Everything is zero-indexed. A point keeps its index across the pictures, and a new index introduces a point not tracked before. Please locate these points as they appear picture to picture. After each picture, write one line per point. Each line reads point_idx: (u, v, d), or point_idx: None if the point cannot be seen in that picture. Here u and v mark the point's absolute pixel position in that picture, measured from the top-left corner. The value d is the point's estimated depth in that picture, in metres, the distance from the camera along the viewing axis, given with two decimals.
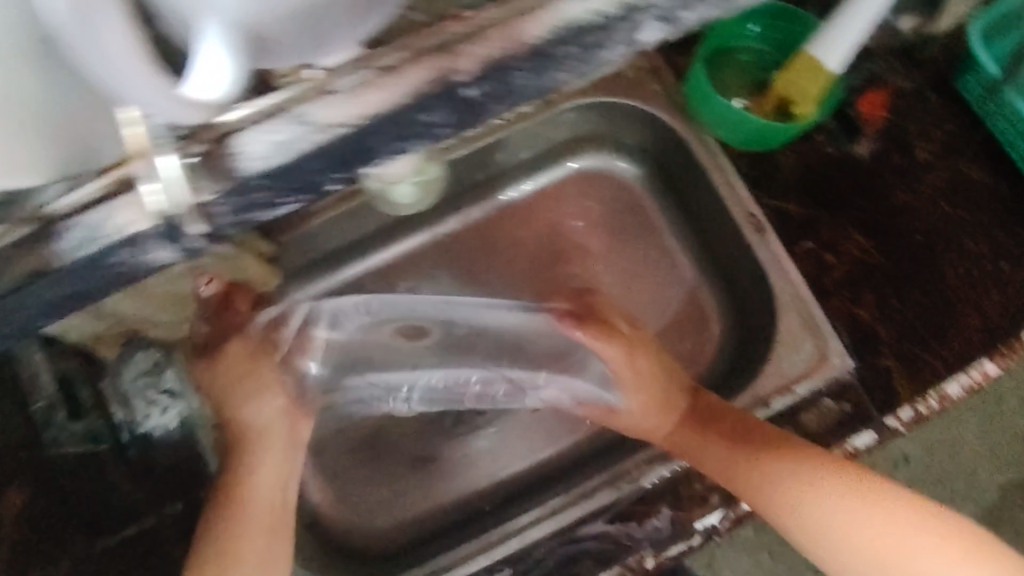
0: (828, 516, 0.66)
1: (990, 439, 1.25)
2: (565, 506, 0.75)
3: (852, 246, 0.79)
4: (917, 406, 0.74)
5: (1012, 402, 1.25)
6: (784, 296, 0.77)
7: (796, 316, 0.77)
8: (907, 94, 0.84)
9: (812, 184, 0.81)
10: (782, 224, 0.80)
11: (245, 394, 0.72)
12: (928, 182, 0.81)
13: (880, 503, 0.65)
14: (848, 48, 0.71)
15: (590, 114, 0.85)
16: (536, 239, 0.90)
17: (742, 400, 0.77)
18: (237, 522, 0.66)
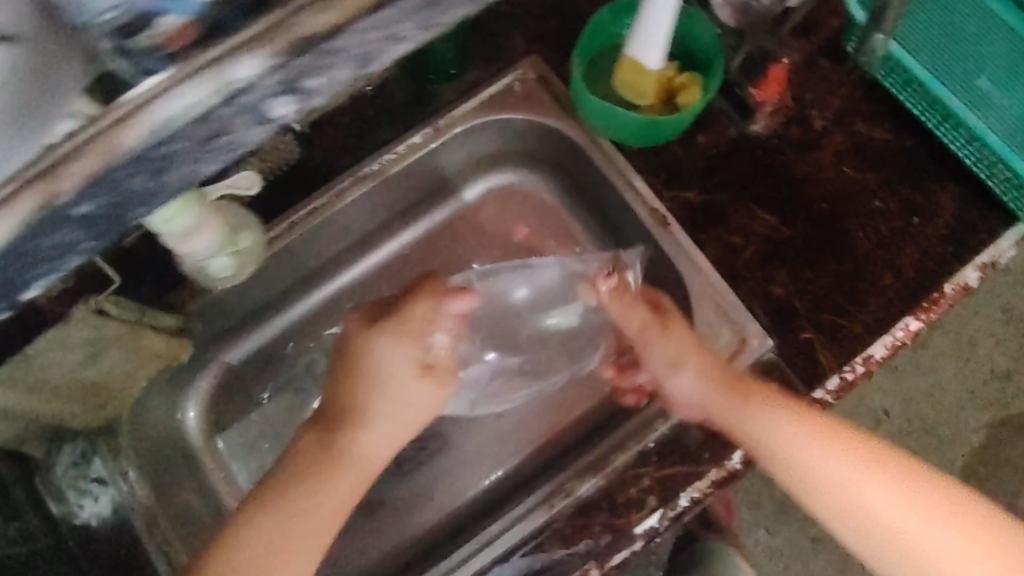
0: (828, 458, 0.64)
1: (969, 380, 1.22)
2: (504, 529, 0.73)
3: (759, 224, 0.79)
4: (843, 374, 0.74)
5: (985, 340, 1.23)
6: (699, 288, 0.77)
7: (710, 303, 0.76)
8: (798, 63, 0.82)
9: (710, 169, 0.80)
10: (686, 214, 0.79)
11: (394, 398, 0.67)
12: (827, 149, 0.81)
13: (875, 463, 0.64)
14: (660, 46, 0.73)
15: (483, 132, 0.83)
16: (455, 264, 0.89)
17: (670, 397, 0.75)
18: (290, 515, 0.62)
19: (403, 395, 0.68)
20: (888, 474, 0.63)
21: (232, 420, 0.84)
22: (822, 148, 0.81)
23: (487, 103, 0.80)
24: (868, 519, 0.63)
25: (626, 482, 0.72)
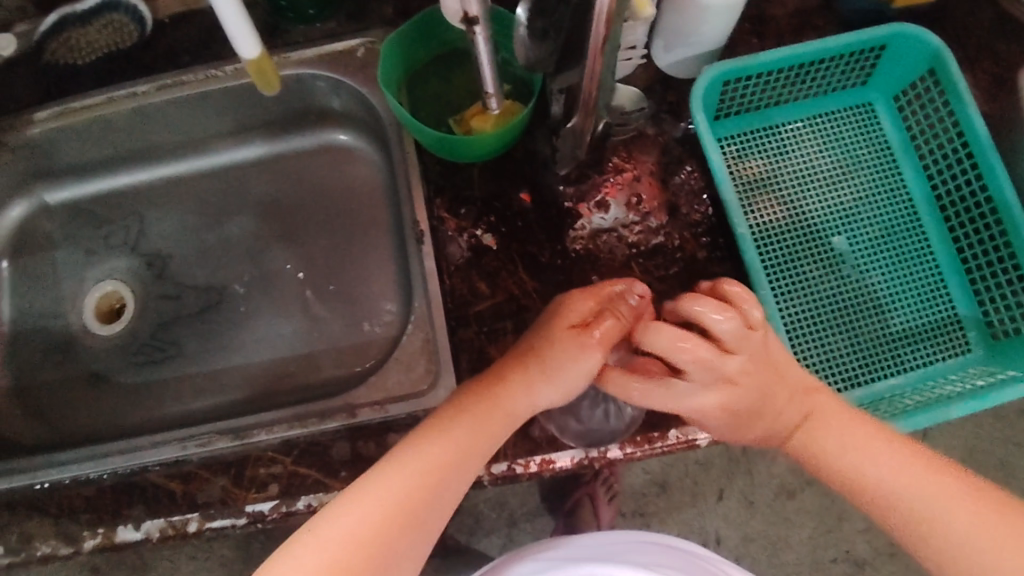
0: (864, 466, 0.54)
1: (817, 546, 1.14)
2: (165, 442, 0.77)
3: (513, 282, 0.76)
4: (513, 465, 0.70)
5: (858, 523, 1.13)
6: (419, 318, 0.77)
7: (420, 336, 0.77)
8: (643, 147, 0.79)
9: (491, 209, 0.78)
10: (445, 242, 0.78)
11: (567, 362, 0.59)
12: (620, 244, 0.77)
13: (916, 459, 0.53)
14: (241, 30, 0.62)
15: (324, 84, 0.82)
16: (277, 195, 0.89)
17: (337, 401, 0.77)
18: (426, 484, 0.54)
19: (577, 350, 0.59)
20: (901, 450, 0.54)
21: (31, 254, 0.89)
22: (621, 237, 0.77)
23: (327, 59, 0.80)
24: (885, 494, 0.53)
25: (260, 462, 0.74)
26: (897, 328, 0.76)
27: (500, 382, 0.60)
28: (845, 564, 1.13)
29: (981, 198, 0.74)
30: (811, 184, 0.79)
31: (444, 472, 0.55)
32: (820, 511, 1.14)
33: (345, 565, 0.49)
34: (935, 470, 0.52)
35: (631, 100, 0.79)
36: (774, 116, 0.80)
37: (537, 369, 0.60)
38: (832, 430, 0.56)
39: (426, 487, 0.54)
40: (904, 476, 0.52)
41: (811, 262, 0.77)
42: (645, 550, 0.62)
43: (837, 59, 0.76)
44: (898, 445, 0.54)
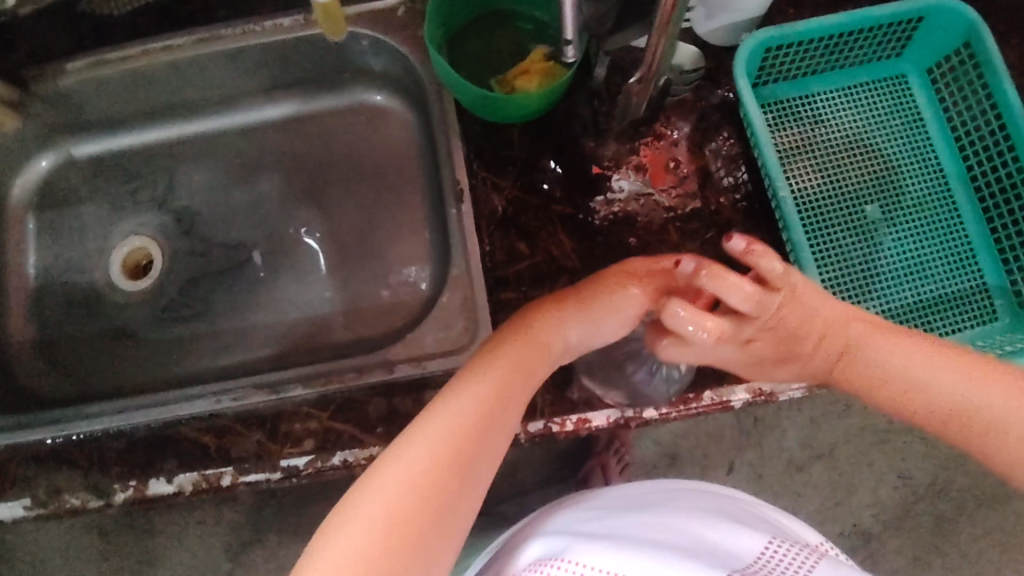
0: (918, 377, 0.59)
1: (824, 520, 1.16)
2: (196, 396, 0.76)
3: (551, 243, 0.76)
4: (550, 423, 0.70)
5: (864, 497, 1.16)
6: (456, 276, 0.77)
7: (457, 295, 0.77)
8: (681, 112, 0.80)
9: (530, 170, 0.78)
10: (484, 203, 0.78)
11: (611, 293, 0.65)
12: (657, 206, 0.77)
13: (960, 367, 0.58)
14: None
15: (362, 42, 0.82)
16: (307, 155, 0.89)
17: (373, 358, 0.77)
18: (478, 419, 0.52)
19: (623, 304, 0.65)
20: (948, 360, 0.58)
21: (56, 208, 0.88)
22: (659, 202, 0.77)
23: (368, 16, 0.80)
24: (937, 398, 0.58)
25: (295, 417, 0.74)
26: (927, 295, 0.77)
27: (530, 330, 0.61)
28: (850, 536, 1.16)
29: (1013, 169, 0.76)
30: (845, 152, 0.80)
31: (489, 408, 0.54)
32: (829, 485, 1.16)
33: (408, 504, 0.46)
34: (984, 377, 0.57)
35: (691, 59, 0.79)
36: (809, 85, 0.81)
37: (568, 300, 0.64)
38: (880, 351, 0.60)
39: (477, 425, 0.52)
40: (959, 385, 0.57)
41: (845, 227, 0.78)
42: (690, 495, 0.64)
43: (876, 28, 0.77)
44: (943, 354, 0.59)
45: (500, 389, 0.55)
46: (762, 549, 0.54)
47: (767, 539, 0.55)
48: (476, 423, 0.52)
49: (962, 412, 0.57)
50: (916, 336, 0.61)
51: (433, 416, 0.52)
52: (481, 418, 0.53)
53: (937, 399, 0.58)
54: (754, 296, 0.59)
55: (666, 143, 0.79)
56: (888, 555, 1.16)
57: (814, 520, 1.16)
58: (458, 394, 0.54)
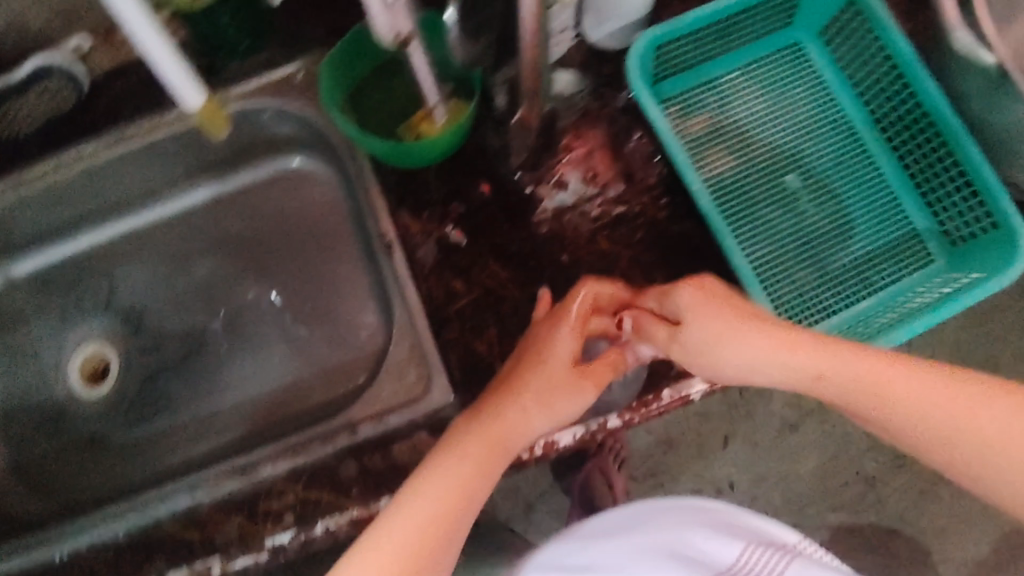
0: (896, 398, 0.56)
1: (822, 476, 1.17)
2: (173, 492, 0.77)
3: (486, 274, 0.78)
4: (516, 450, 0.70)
5: (858, 446, 1.17)
6: (401, 324, 0.78)
7: (406, 342, 0.78)
8: (589, 121, 0.81)
9: (452, 207, 0.79)
10: (414, 248, 0.79)
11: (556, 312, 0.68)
12: (583, 218, 0.79)
13: (943, 389, 0.55)
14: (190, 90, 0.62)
15: (268, 114, 0.83)
16: (240, 231, 0.90)
17: (337, 421, 0.77)
18: (431, 531, 0.56)
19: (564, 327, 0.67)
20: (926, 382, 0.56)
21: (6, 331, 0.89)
22: (586, 216, 0.79)
23: (269, 87, 0.81)
24: (918, 415, 0.55)
25: (272, 494, 0.74)
26: (862, 254, 0.79)
27: (493, 415, 0.62)
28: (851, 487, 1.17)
29: (919, 117, 0.77)
30: (756, 130, 0.81)
31: (446, 515, 0.57)
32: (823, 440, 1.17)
33: None
34: (965, 399, 0.55)
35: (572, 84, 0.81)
36: (710, 71, 0.82)
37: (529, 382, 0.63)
38: (849, 368, 0.58)
39: (429, 542, 0.55)
40: (940, 405, 0.55)
41: (768, 204, 0.79)
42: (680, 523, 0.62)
43: (760, 6, 0.78)
44: (924, 374, 0.56)
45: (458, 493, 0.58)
46: (735, 561, 0.58)
47: (742, 544, 0.59)
48: (430, 539, 0.56)
49: (949, 431, 0.55)
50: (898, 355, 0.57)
51: (389, 524, 0.56)
52: (436, 532, 0.56)
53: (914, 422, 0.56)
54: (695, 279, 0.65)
55: (582, 154, 0.80)
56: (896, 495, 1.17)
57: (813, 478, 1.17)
58: (416, 498, 0.57)
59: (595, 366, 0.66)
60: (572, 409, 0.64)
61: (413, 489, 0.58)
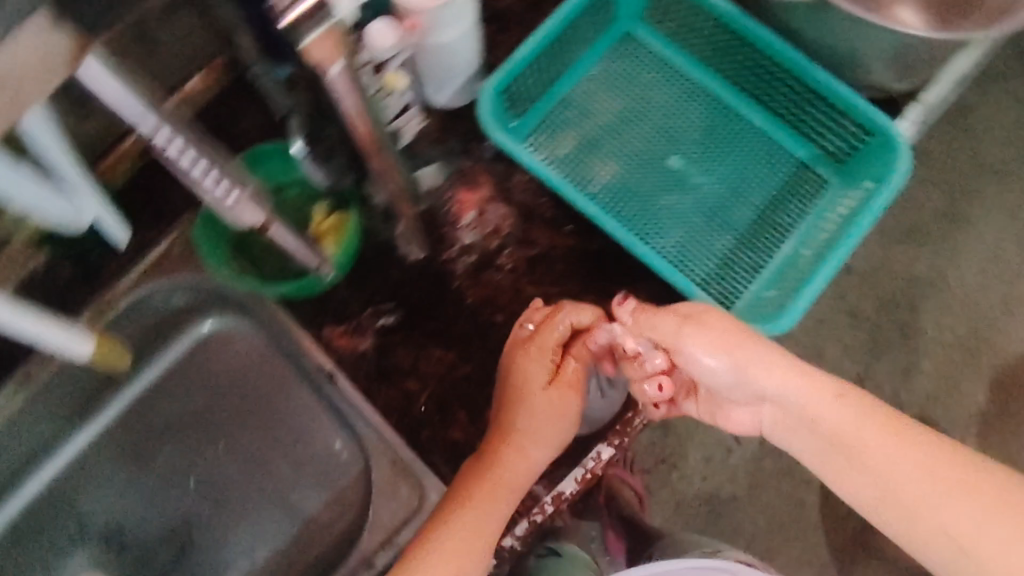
0: (865, 453, 0.54)
1: None
2: None
3: (434, 362, 0.78)
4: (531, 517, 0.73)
5: None
6: (374, 443, 0.76)
7: (384, 459, 0.76)
8: (467, 183, 0.83)
9: (376, 312, 0.80)
10: (357, 366, 0.79)
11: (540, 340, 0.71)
12: (500, 275, 0.81)
13: (932, 461, 0.52)
14: (68, 340, 0.66)
15: (161, 294, 0.79)
16: (176, 416, 0.86)
17: (350, 562, 0.73)
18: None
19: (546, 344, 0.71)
20: (923, 451, 0.52)
21: None
22: (504, 270, 0.81)
23: (152, 269, 0.79)
24: (899, 489, 0.52)
25: None
26: (764, 202, 0.82)
27: (497, 453, 0.68)
28: None
29: (763, 61, 0.80)
30: (622, 130, 0.84)
31: (466, 559, 0.62)
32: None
33: None
34: (953, 465, 0.52)
35: (432, 177, 0.82)
36: (559, 91, 0.85)
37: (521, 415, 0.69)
38: (853, 421, 0.54)
39: None
40: (928, 478, 0.51)
41: (661, 193, 0.82)
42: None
43: (583, 17, 0.81)
44: (913, 439, 0.53)
45: (470, 534, 0.63)
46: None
47: None
48: None
49: (914, 495, 0.51)
50: (899, 423, 0.54)
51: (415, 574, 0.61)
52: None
53: (900, 489, 0.52)
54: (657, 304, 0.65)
55: (476, 214, 0.82)
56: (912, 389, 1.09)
57: None
58: (436, 558, 0.62)
59: (566, 370, 0.71)
60: (563, 428, 0.70)
61: (435, 545, 0.63)
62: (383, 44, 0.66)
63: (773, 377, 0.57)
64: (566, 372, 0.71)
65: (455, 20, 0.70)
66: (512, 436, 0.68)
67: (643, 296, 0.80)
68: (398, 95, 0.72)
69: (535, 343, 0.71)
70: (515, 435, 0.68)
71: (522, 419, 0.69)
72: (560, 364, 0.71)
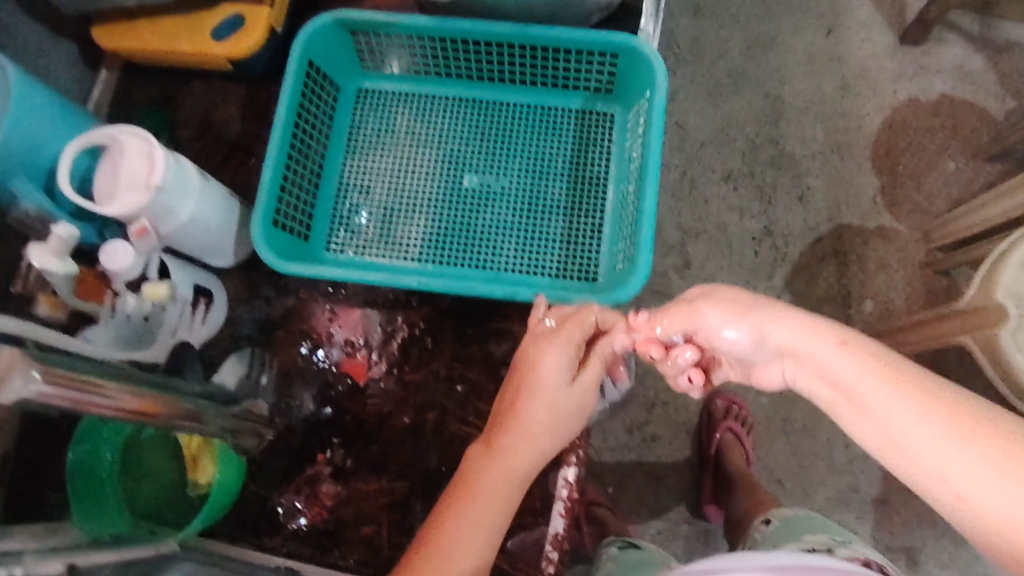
0: (842, 381, 0.46)
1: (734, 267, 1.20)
2: None
3: (375, 495, 0.75)
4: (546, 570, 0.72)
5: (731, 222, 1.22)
6: None
7: None
8: (302, 315, 0.80)
9: (296, 485, 0.76)
10: (308, 545, 0.74)
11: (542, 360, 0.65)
12: (383, 378, 0.77)
13: (940, 411, 0.42)
14: None
15: None
16: None
17: None
18: None
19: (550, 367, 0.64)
20: (902, 376, 0.44)
21: None
22: (383, 374, 0.78)
23: None
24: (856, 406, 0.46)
25: None
26: (567, 167, 0.81)
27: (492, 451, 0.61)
28: (766, 247, 1.21)
29: (488, 49, 0.78)
30: (408, 181, 0.81)
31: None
32: (709, 247, 1.21)
33: None
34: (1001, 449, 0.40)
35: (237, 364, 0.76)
36: (330, 183, 0.81)
37: (505, 451, 0.61)
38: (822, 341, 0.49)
39: None
40: (960, 448, 0.40)
41: (477, 216, 0.80)
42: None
43: (307, 108, 0.78)
44: (916, 383, 0.44)
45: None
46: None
47: None
48: None
49: (934, 468, 0.41)
50: (900, 369, 0.44)
51: None
52: None
53: (885, 423, 0.44)
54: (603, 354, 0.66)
55: (328, 340, 0.79)
56: (813, 209, 1.22)
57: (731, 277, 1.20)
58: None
59: (586, 373, 0.65)
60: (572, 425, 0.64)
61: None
62: (126, 266, 0.64)
63: (745, 332, 0.52)
64: (585, 374, 0.65)
65: (181, 194, 0.67)
66: (494, 478, 0.59)
67: (519, 314, 0.77)
68: (168, 305, 0.68)
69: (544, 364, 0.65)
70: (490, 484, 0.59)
71: (508, 464, 0.61)
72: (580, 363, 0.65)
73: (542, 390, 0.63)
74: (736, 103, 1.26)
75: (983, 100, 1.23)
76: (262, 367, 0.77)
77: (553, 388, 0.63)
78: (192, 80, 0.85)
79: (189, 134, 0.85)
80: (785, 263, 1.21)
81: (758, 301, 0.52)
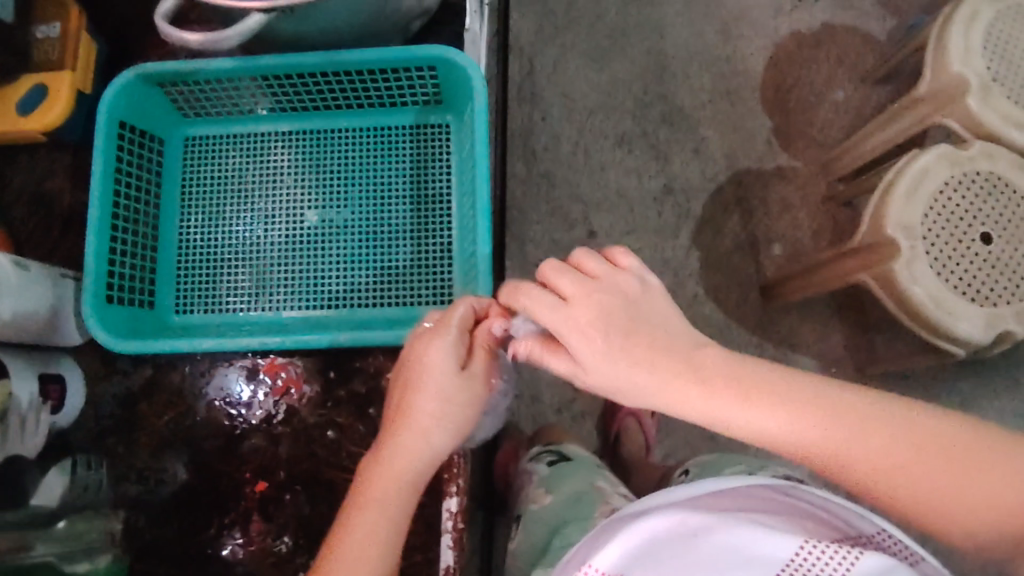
0: (752, 427, 0.47)
1: (638, 230, 1.17)
2: None
3: (261, 553, 0.73)
4: None
5: (632, 185, 1.18)
6: None
7: None
8: (162, 382, 0.78)
9: (178, 558, 0.73)
10: None
11: (420, 348, 0.61)
12: (253, 435, 0.76)
13: (854, 421, 0.45)
14: None
15: None
16: None
17: None
18: None
19: (430, 353, 0.60)
20: (802, 405, 0.46)
21: None
22: (253, 430, 0.76)
23: None
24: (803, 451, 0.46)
25: None
26: (409, 188, 0.79)
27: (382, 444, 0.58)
28: (667, 204, 1.17)
29: (304, 80, 0.76)
30: (249, 228, 0.79)
31: None
32: (612, 215, 1.17)
33: None
34: (923, 450, 0.44)
35: (64, 467, 0.71)
36: (171, 244, 0.79)
37: (390, 448, 0.58)
38: (727, 399, 0.47)
39: None
40: (876, 449, 0.45)
41: (324, 253, 0.78)
42: (774, 498, 0.47)
43: (128, 170, 0.75)
44: (825, 405, 0.46)
45: None
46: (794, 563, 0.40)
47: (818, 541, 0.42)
48: None
49: (867, 469, 0.45)
50: (772, 392, 0.47)
51: None
52: None
53: (795, 449, 0.46)
54: (490, 342, 0.62)
55: (195, 403, 0.77)
56: (710, 160, 1.19)
57: (636, 240, 1.16)
58: None
59: (477, 360, 0.61)
60: (471, 407, 0.61)
61: None
62: None
63: (631, 374, 0.49)
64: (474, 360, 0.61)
65: None
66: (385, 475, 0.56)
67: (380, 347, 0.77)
68: None
69: (426, 347, 0.61)
70: (384, 486, 0.56)
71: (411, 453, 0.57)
72: (467, 352, 0.61)
73: (426, 372, 0.60)
74: (621, 61, 1.22)
75: (864, 23, 1.22)
76: (93, 462, 0.74)
77: (439, 377, 0.59)
78: (16, 154, 0.83)
79: (22, 211, 0.82)
80: (688, 219, 1.17)
81: (608, 299, 0.50)
